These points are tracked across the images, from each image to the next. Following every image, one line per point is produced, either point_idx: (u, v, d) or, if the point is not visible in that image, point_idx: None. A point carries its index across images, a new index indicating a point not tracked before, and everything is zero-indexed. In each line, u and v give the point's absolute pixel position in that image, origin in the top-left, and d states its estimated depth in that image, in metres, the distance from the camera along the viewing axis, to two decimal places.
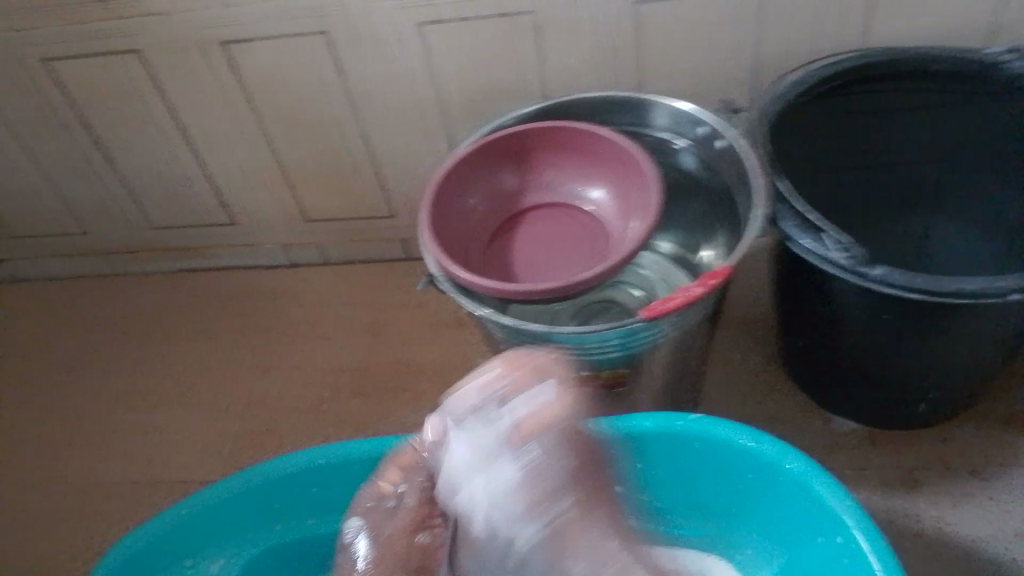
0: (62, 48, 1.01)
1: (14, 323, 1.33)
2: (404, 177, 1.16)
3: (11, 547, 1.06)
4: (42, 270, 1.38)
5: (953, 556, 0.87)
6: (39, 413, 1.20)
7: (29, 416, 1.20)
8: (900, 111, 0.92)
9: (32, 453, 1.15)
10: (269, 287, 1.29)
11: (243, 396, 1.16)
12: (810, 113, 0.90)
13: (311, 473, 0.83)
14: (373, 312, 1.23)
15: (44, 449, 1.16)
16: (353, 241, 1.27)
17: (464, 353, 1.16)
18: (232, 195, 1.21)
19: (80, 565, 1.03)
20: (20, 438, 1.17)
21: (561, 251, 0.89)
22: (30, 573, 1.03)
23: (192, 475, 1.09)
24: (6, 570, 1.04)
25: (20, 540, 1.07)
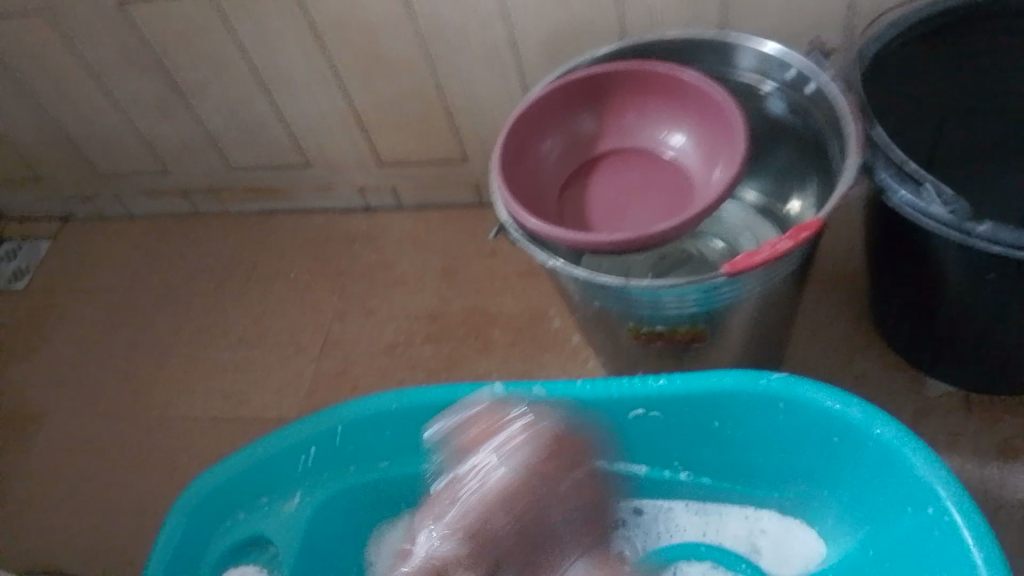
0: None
1: (102, 259, 1.38)
2: (479, 122, 1.13)
3: (105, 476, 1.12)
4: (129, 210, 1.43)
5: None
6: (129, 348, 1.25)
7: (119, 351, 1.25)
8: (1015, 54, 0.84)
9: (123, 386, 1.21)
10: (345, 231, 1.30)
11: (318, 338, 1.18)
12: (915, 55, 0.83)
13: (382, 418, 0.83)
14: (446, 259, 1.22)
15: (133, 382, 1.21)
16: (428, 186, 1.26)
17: (537, 303, 1.14)
18: (308, 138, 1.21)
19: (166, 495, 1.08)
20: (111, 370, 1.23)
21: (638, 200, 0.85)
22: (122, 500, 1.09)
23: (270, 414, 1.12)
24: (102, 497, 1.10)
25: (113, 469, 1.12)
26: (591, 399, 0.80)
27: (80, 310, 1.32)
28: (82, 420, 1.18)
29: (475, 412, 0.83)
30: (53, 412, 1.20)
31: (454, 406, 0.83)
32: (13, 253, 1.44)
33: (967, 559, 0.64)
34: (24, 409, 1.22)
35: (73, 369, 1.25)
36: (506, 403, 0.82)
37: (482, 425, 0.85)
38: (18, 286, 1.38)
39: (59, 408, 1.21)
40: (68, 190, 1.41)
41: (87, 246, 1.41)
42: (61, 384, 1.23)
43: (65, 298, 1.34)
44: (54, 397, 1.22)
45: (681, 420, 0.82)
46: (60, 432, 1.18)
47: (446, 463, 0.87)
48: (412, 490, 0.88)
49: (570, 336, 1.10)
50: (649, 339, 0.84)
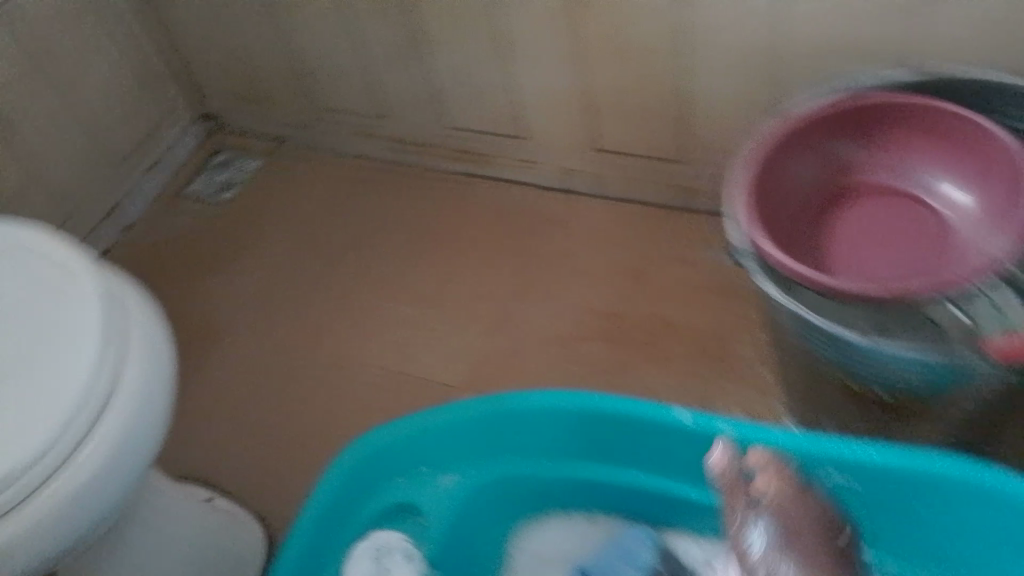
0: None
1: (292, 190, 1.37)
2: (714, 128, 1.06)
3: (262, 402, 1.11)
4: (334, 145, 1.40)
5: None
6: (302, 281, 1.24)
7: (293, 284, 1.24)
8: None
9: (291, 319, 1.20)
10: (540, 210, 1.24)
11: (492, 312, 1.15)
12: None
13: (553, 415, 0.80)
14: (637, 259, 1.15)
15: (301, 320, 1.19)
16: (636, 180, 1.19)
17: (722, 326, 1.07)
18: (528, 109, 1.17)
19: (313, 436, 1.07)
20: (283, 299, 1.22)
21: (888, 243, 0.77)
22: (272, 428, 1.08)
23: (431, 378, 1.10)
24: (255, 421, 1.10)
25: (271, 397, 1.12)
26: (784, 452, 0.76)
27: (263, 233, 1.32)
28: (247, 343, 1.18)
29: (651, 433, 0.79)
30: (221, 330, 1.20)
31: (630, 421, 0.79)
32: (214, 167, 1.43)
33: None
34: (193, 319, 1.22)
35: (248, 290, 1.24)
36: (689, 433, 0.77)
37: (655, 447, 0.80)
38: (224, 199, 1.37)
39: (227, 326, 1.21)
40: (275, 115, 1.40)
41: (287, 176, 1.39)
42: (234, 303, 1.23)
43: (252, 220, 1.34)
44: (223, 313, 1.22)
45: (880, 492, 0.76)
46: (225, 351, 1.18)
47: (608, 477, 0.83)
48: (565, 494, 0.85)
49: (758, 371, 1.02)
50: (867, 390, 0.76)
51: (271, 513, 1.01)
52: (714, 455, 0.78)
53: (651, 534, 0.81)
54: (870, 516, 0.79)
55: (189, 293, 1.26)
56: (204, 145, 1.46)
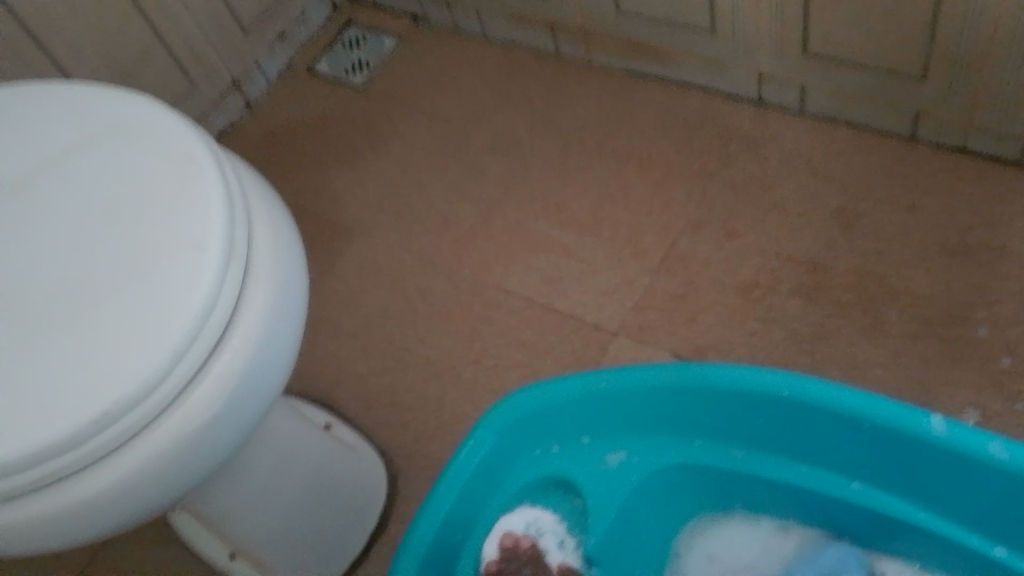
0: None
1: (430, 78, 1.20)
2: (994, 44, 0.78)
3: (389, 320, 0.98)
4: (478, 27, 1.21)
5: None
6: (438, 184, 1.09)
7: (430, 186, 1.09)
8: None
9: (424, 226, 1.05)
10: (721, 122, 1.04)
11: (660, 246, 0.96)
12: None
13: (759, 399, 0.64)
14: (848, 197, 0.93)
15: (435, 228, 1.05)
16: (854, 99, 0.94)
17: (960, 296, 0.84)
18: (727, 1, 0.91)
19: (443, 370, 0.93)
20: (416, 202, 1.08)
21: None
22: (398, 352, 0.96)
23: (583, 317, 0.93)
24: (379, 340, 0.97)
25: (400, 317, 0.98)
26: None
27: (399, 122, 1.16)
28: (377, 250, 1.05)
29: (889, 441, 0.61)
30: (351, 232, 1.07)
31: (861, 424, 0.61)
32: (355, 41, 1.28)
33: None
34: (318, 214, 1.10)
35: (378, 188, 1.10)
36: (942, 451, 0.59)
37: (886, 454, 0.63)
38: (355, 82, 1.23)
39: (355, 226, 1.08)
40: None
41: (420, 60, 1.23)
42: (361, 202, 1.10)
43: (388, 106, 1.18)
44: (350, 214, 1.09)
45: None
46: (353, 256, 1.05)
47: (817, 478, 0.67)
48: (755, 491, 0.70)
49: (1000, 358, 0.80)
50: None
51: (398, 450, 0.89)
52: (969, 483, 0.60)
53: (861, 558, 0.66)
54: None
55: (318, 184, 1.13)
56: (347, 14, 1.32)
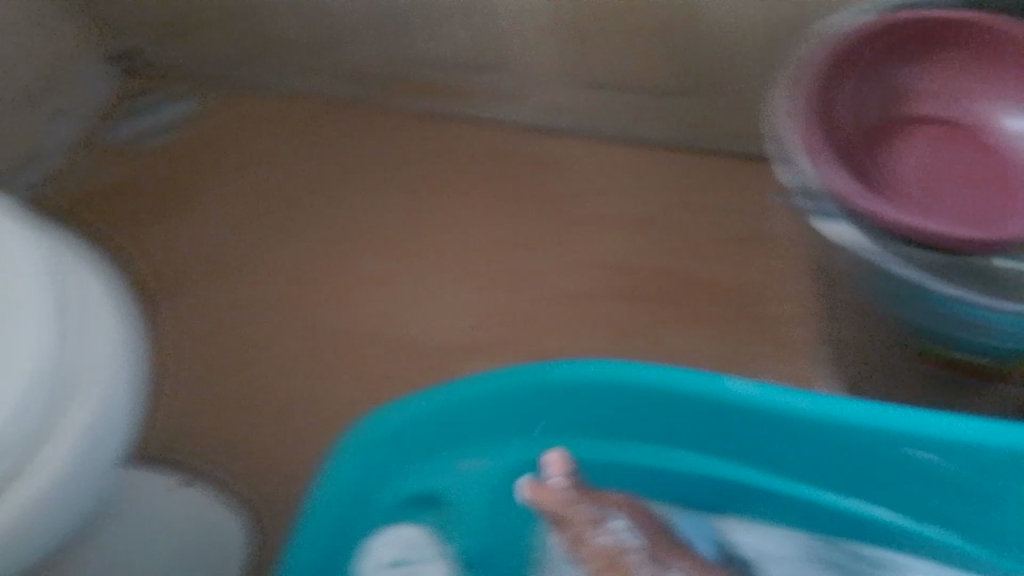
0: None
1: (227, 134, 1.19)
2: (738, 56, 0.91)
3: (236, 377, 0.98)
4: (262, 78, 1.21)
5: None
6: (260, 235, 1.09)
7: (251, 240, 1.09)
8: None
9: (252, 279, 1.05)
10: (515, 151, 1.10)
11: (486, 269, 1.02)
12: None
13: (589, 387, 0.70)
14: (647, 206, 1.03)
15: (263, 280, 1.05)
16: (635, 117, 1.05)
17: (748, 277, 0.97)
18: (509, 34, 0.98)
19: (297, 416, 0.94)
20: (240, 254, 1.08)
21: (955, 185, 0.69)
22: (248, 403, 0.96)
23: (425, 345, 0.98)
24: (229, 394, 0.97)
25: (241, 372, 0.98)
26: (855, 423, 0.65)
27: (208, 176, 1.16)
28: (205, 311, 1.03)
29: (703, 405, 0.69)
30: (177, 292, 1.06)
31: (677, 394, 0.69)
32: (140, 106, 1.24)
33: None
34: (138, 281, 1.07)
35: (198, 248, 1.09)
36: (746, 406, 0.68)
37: (704, 419, 0.70)
38: (148, 146, 1.19)
39: (181, 288, 1.06)
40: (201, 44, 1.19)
41: (215, 117, 1.21)
42: (183, 263, 1.08)
43: (194, 165, 1.17)
44: (173, 273, 1.07)
45: (960, 469, 0.65)
46: (182, 320, 1.03)
47: (652, 453, 0.75)
48: (601, 475, 0.76)
49: (791, 328, 0.93)
50: (937, 364, 0.72)
51: (261, 502, 0.89)
52: (773, 430, 0.69)
53: (702, 521, 0.73)
54: (939, 493, 0.69)
55: (135, 247, 1.10)
56: (131, 76, 1.27)
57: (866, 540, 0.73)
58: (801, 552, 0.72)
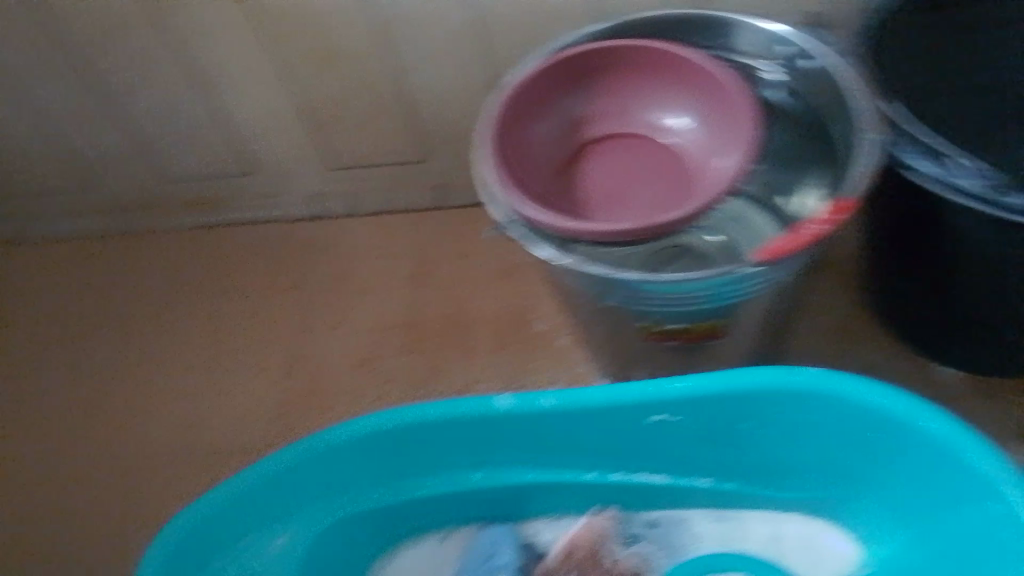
0: (99, 2, 0.95)
1: (16, 291, 1.23)
2: (443, 116, 1.08)
3: (55, 524, 1.00)
4: (49, 228, 1.29)
5: None
6: (57, 379, 1.13)
7: (51, 387, 1.12)
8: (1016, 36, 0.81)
9: (57, 424, 1.08)
10: (293, 240, 1.22)
11: (280, 355, 1.09)
12: (897, 35, 0.80)
13: (374, 438, 0.75)
14: (412, 263, 1.15)
15: (68, 422, 1.08)
16: (388, 187, 1.19)
17: (516, 305, 1.08)
18: (257, 144, 1.14)
19: (122, 541, 0.97)
20: (41, 402, 1.11)
21: (639, 186, 0.79)
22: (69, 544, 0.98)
23: (233, 444, 1.02)
24: (50, 541, 0.99)
25: (60, 513, 1.00)
26: (606, 404, 0.73)
27: None
28: (12, 463, 1.06)
29: (478, 428, 0.76)
30: None
31: (453, 423, 0.75)
32: None
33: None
34: None
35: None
36: (512, 416, 0.75)
37: (485, 439, 0.78)
38: None
39: None
40: None
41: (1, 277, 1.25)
42: None
43: None
44: None
45: (705, 421, 0.74)
46: None
47: (449, 482, 0.80)
48: (408, 518, 0.81)
49: (556, 339, 1.04)
50: (661, 338, 0.77)
51: None
52: (542, 435, 0.77)
53: (506, 531, 0.81)
54: (701, 449, 0.77)
55: None
56: None
57: (651, 504, 0.81)
58: (594, 530, 0.81)
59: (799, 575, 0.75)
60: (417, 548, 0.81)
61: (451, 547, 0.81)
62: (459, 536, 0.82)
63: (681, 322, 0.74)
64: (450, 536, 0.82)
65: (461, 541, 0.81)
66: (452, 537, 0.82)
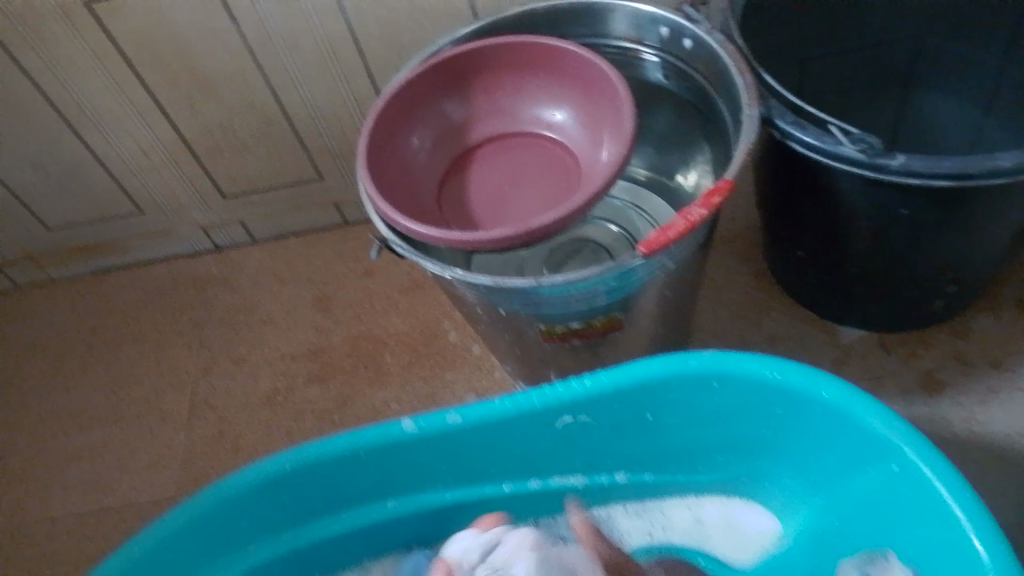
0: None
1: None
2: (328, 132, 1.03)
3: None
4: None
5: (998, 464, 0.80)
6: None
7: None
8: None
9: None
10: (190, 276, 1.16)
11: (185, 401, 1.03)
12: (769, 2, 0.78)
13: (275, 483, 0.71)
14: (315, 286, 1.10)
15: None
16: (283, 211, 1.14)
17: (426, 319, 1.05)
18: (136, 183, 1.07)
19: None
20: None
21: (525, 189, 0.77)
22: None
23: (143, 501, 0.96)
24: None
25: None
26: (511, 415, 0.71)
27: None
28: None
29: (384, 456, 0.73)
30: None
31: (357, 455, 0.72)
32: None
33: (961, 539, 0.57)
34: None
35: None
36: (419, 439, 0.72)
37: (394, 467, 0.75)
38: None
39: None
40: None
41: None
42: None
43: None
44: None
45: (613, 417, 0.72)
46: None
47: (363, 513, 0.78)
48: (325, 553, 0.78)
49: (470, 348, 1.01)
50: (564, 338, 0.75)
51: None
52: (451, 454, 0.75)
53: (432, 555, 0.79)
54: (614, 445, 0.75)
55: None
56: None
57: None
58: None
59: (723, 556, 0.76)
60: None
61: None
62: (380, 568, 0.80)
63: (580, 319, 0.71)
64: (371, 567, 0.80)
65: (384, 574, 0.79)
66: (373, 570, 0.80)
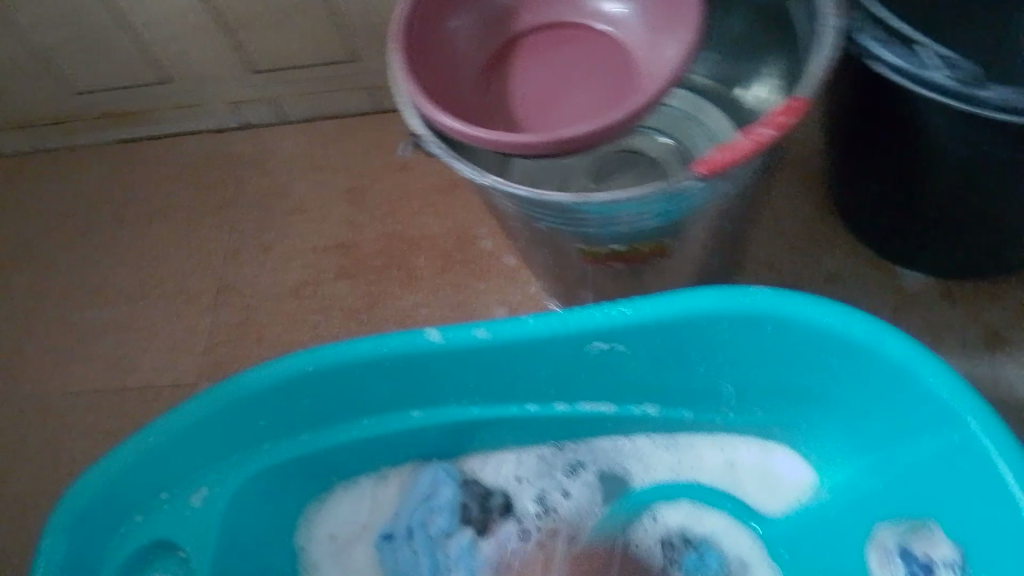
0: None
1: None
2: (367, 9, 0.95)
3: None
4: None
5: None
6: None
7: None
8: None
9: None
10: (221, 154, 1.11)
11: (210, 284, 1.01)
12: None
13: (293, 383, 0.69)
14: (347, 175, 1.05)
15: None
16: (318, 92, 1.07)
17: (461, 221, 1.00)
18: (165, 51, 1.01)
19: (50, 489, 0.91)
20: None
21: (574, 86, 0.69)
22: None
23: (164, 379, 0.96)
24: None
25: None
26: (543, 337, 0.67)
27: None
28: None
29: (406, 365, 0.70)
30: None
31: (378, 362, 0.69)
32: None
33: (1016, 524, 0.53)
34: None
35: None
36: (443, 352, 0.68)
37: (416, 377, 0.71)
38: None
39: None
40: None
41: None
42: None
43: None
44: None
45: (652, 349, 0.68)
46: None
47: (384, 422, 0.76)
48: (343, 458, 0.77)
49: (505, 256, 0.96)
50: (607, 261, 0.70)
51: None
52: (475, 369, 0.71)
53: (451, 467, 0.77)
54: (649, 377, 0.71)
55: None
56: None
57: (599, 433, 0.77)
58: (540, 463, 0.77)
59: (755, 506, 0.73)
60: (349, 488, 0.79)
61: (384, 487, 0.79)
62: (393, 474, 0.79)
63: (621, 240, 0.65)
64: (383, 473, 0.79)
65: (396, 478, 0.79)
66: (385, 472, 0.79)
